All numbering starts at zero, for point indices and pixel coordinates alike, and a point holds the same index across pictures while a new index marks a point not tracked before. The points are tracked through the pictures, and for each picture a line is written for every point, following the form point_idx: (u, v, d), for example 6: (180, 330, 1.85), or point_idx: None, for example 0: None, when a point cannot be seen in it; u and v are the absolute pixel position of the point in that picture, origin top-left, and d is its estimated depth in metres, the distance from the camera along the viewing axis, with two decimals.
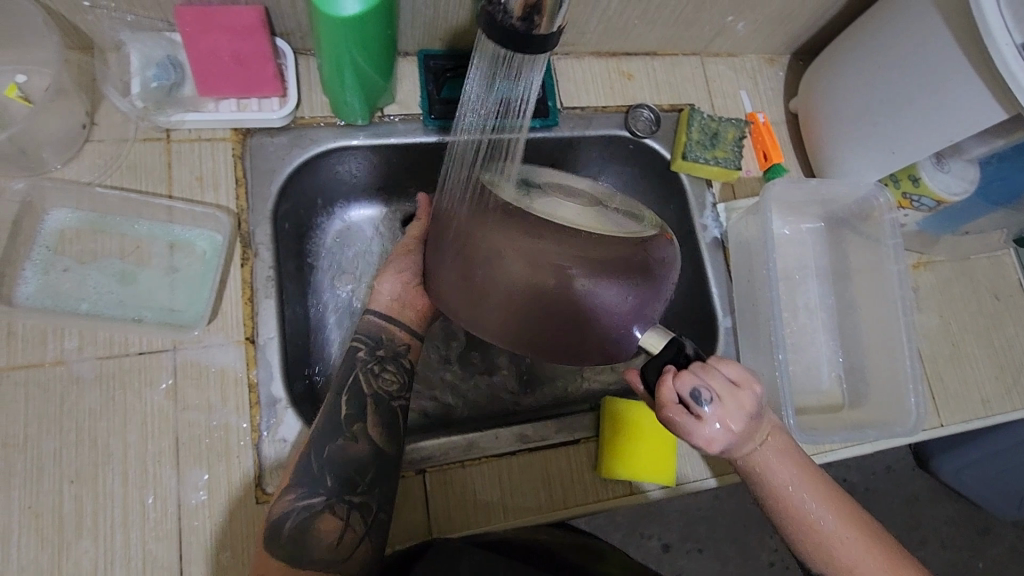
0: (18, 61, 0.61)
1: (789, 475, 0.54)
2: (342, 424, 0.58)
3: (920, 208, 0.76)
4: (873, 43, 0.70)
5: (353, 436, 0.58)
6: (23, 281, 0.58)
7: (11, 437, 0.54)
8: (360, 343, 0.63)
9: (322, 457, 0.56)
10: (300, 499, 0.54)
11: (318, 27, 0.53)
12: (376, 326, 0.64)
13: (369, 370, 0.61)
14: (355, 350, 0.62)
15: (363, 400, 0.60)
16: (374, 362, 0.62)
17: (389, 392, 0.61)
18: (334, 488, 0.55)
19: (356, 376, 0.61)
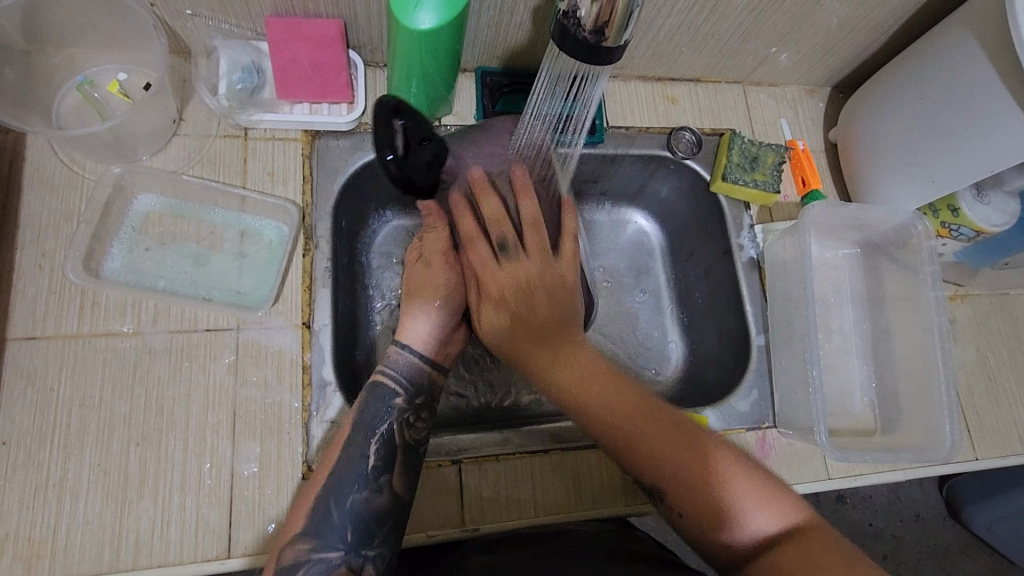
0: (122, 61, 0.68)
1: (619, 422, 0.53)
2: (369, 474, 0.54)
3: (959, 238, 0.78)
4: (919, 77, 0.73)
5: (378, 488, 0.54)
6: (110, 257, 0.63)
7: (88, 399, 0.59)
8: (398, 390, 0.58)
9: (345, 509, 0.53)
10: (313, 552, 0.51)
11: (397, 39, 0.58)
12: (413, 367, 0.59)
13: (404, 419, 0.57)
14: (391, 394, 0.58)
15: (392, 451, 0.56)
16: (410, 412, 0.58)
17: (419, 442, 0.58)
18: (352, 542, 0.52)
19: (389, 425, 0.56)
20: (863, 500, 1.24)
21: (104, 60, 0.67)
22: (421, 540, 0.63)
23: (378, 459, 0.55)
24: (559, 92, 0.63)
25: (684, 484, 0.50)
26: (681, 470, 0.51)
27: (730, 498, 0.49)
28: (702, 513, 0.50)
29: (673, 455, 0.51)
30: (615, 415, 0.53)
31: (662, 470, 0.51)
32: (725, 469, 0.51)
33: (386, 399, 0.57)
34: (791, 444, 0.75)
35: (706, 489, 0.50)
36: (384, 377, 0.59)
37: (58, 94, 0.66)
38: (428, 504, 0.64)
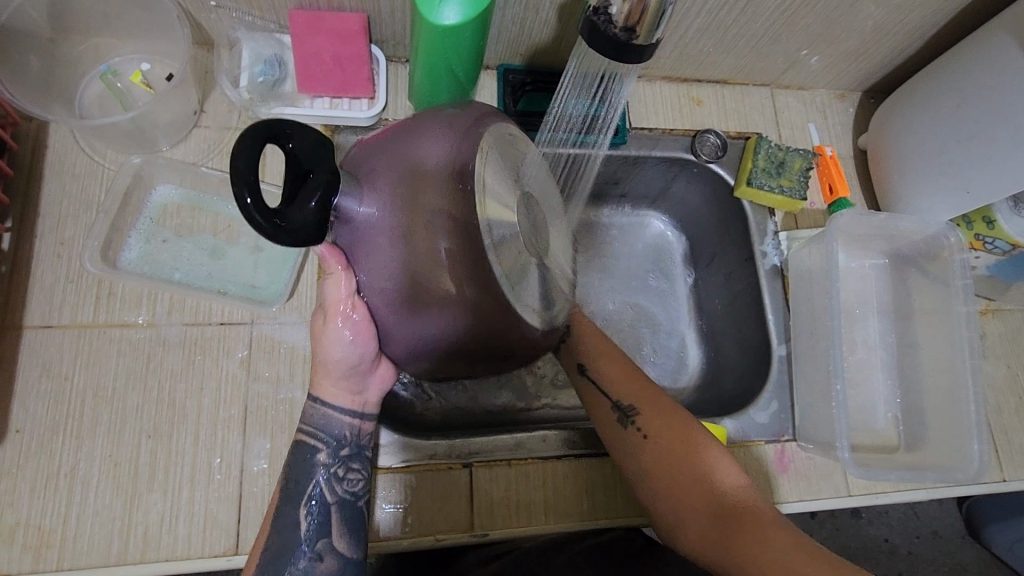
0: (146, 51, 0.68)
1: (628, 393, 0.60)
2: (304, 540, 0.50)
3: (993, 251, 0.76)
4: (957, 84, 0.70)
5: (318, 553, 0.50)
6: (127, 247, 0.63)
7: (101, 389, 0.59)
8: (320, 446, 0.53)
9: None
10: None
11: (420, 33, 0.57)
12: (332, 417, 0.53)
13: (331, 475, 0.53)
14: (314, 451, 0.53)
15: (325, 512, 0.51)
16: (336, 465, 0.53)
17: (354, 493, 0.53)
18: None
19: (315, 482, 0.52)
20: (879, 515, 1.21)
21: (128, 50, 0.67)
22: (430, 544, 0.62)
23: (314, 523, 0.51)
24: (586, 92, 0.64)
25: (656, 423, 0.58)
26: (658, 409, 0.58)
27: (689, 445, 0.56)
28: (667, 446, 0.56)
29: (650, 400, 0.59)
30: (609, 364, 0.63)
31: (642, 401, 0.59)
32: (692, 426, 0.57)
33: (309, 457, 0.53)
34: (811, 458, 0.72)
35: (674, 432, 0.57)
36: (304, 433, 0.53)
37: (81, 83, 0.66)
38: (438, 507, 0.63)
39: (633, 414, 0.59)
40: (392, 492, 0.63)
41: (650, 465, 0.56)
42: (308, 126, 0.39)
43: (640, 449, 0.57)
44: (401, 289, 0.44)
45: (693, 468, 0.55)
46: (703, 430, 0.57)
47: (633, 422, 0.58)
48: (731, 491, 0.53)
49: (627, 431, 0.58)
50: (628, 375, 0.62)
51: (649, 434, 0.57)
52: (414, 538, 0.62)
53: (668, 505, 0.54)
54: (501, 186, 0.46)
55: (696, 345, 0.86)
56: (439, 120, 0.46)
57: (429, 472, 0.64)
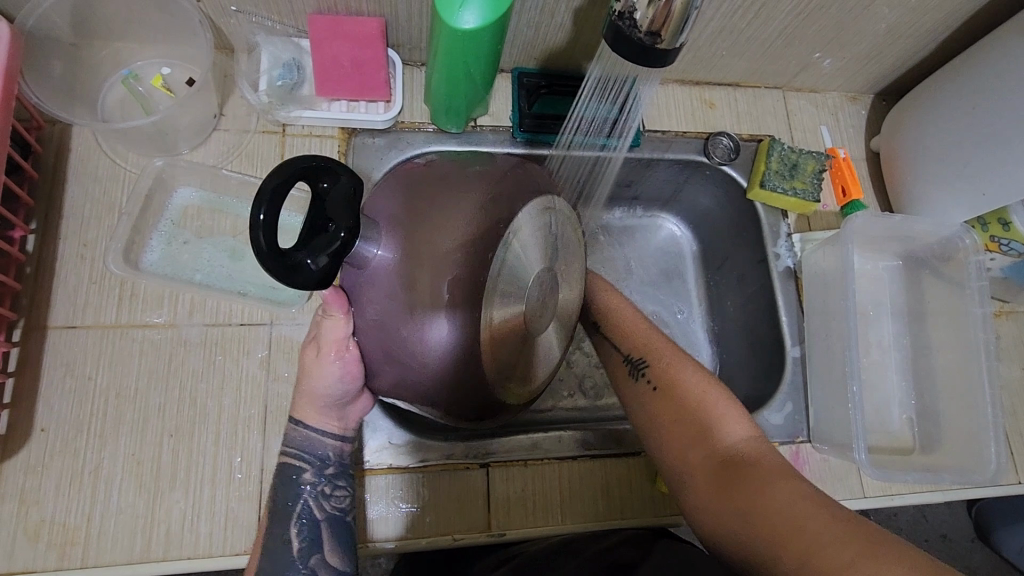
0: (166, 56, 0.69)
1: (642, 346, 0.61)
2: (297, 558, 0.50)
3: (1009, 253, 0.76)
4: (974, 87, 0.70)
5: (311, 569, 0.50)
6: (148, 249, 0.64)
7: (124, 388, 0.60)
8: (305, 466, 0.54)
9: None
10: None
11: (438, 37, 0.58)
12: (314, 441, 0.54)
13: (319, 493, 0.53)
14: (298, 471, 0.53)
15: (316, 528, 0.52)
16: (324, 483, 0.53)
17: (344, 509, 0.54)
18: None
19: (304, 501, 0.52)
20: (888, 517, 1.21)
21: (149, 55, 0.68)
22: (447, 543, 0.63)
23: (304, 542, 0.51)
24: (608, 100, 0.67)
25: (667, 375, 0.57)
26: (671, 362, 0.58)
27: (699, 396, 0.55)
28: (676, 397, 0.55)
29: (665, 354, 0.59)
30: (628, 320, 0.63)
31: (656, 355, 0.59)
32: (704, 378, 0.56)
33: (295, 478, 0.53)
34: (826, 459, 0.73)
35: (684, 384, 0.56)
36: (290, 456, 0.54)
37: (103, 87, 0.67)
38: (454, 507, 0.64)
39: (643, 366, 0.59)
40: (408, 492, 0.64)
41: (656, 415, 0.56)
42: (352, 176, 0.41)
43: (648, 401, 0.57)
44: (393, 334, 0.46)
45: (699, 419, 0.53)
46: (717, 384, 0.56)
47: (644, 374, 0.58)
48: (738, 444, 0.51)
49: (637, 383, 0.58)
50: (647, 331, 0.62)
51: (657, 385, 0.57)
52: (431, 538, 0.62)
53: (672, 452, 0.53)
54: (529, 251, 0.47)
55: (708, 347, 0.87)
56: (483, 175, 0.48)
57: (447, 472, 0.64)
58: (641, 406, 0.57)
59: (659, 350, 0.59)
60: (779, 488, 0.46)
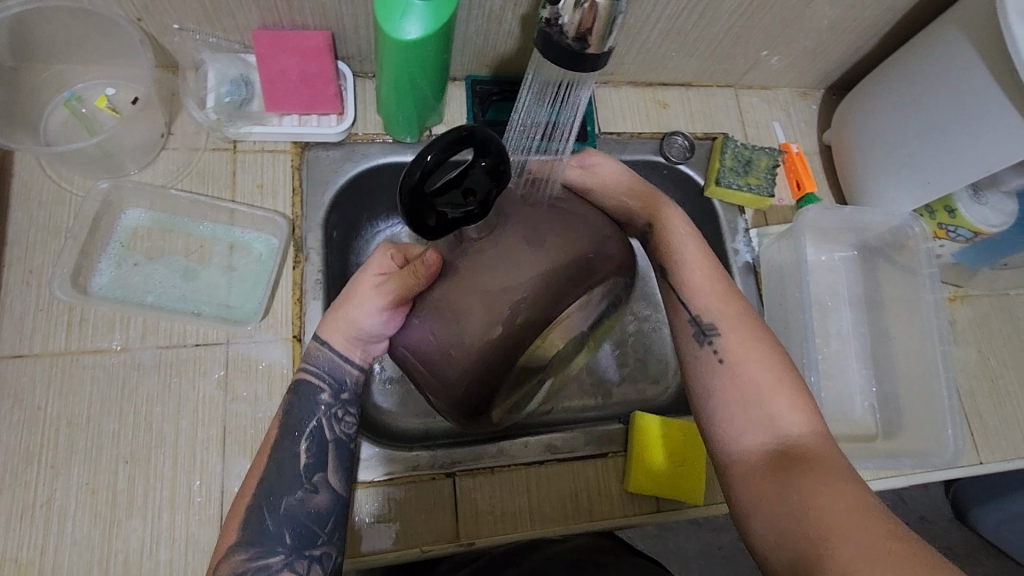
0: (109, 76, 0.68)
1: (716, 307, 0.59)
2: (300, 475, 0.53)
3: (956, 239, 0.77)
4: (914, 79, 0.72)
5: (312, 487, 0.53)
6: (97, 273, 0.63)
7: (76, 417, 0.58)
8: (323, 386, 0.56)
9: (278, 512, 0.51)
10: (252, 560, 0.49)
11: (384, 49, 0.58)
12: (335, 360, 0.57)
13: (333, 416, 0.56)
14: (317, 391, 0.56)
15: (323, 445, 0.55)
16: (337, 408, 0.56)
17: (350, 437, 0.57)
18: (292, 544, 0.51)
19: (317, 421, 0.55)
20: None
21: (92, 76, 0.67)
22: (416, 556, 0.62)
23: (312, 459, 0.54)
24: (546, 102, 0.61)
25: (740, 351, 0.55)
26: (748, 341, 0.56)
27: (772, 381, 0.53)
28: (747, 381, 0.54)
29: (743, 330, 0.57)
30: (710, 279, 0.60)
31: (729, 327, 0.57)
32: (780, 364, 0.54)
33: (312, 397, 0.56)
34: None
35: (757, 362, 0.54)
36: (309, 375, 0.57)
37: (46, 110, 0.66)
38: (421, 519, 0.63)
39: (712, 334, 0.57)
40: (373, 507, 0.63)
41: (722, 391, 0.54)
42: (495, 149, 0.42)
43: (710, 367, 0.56)
44: (448, 327, 0.51)
45: (761, 403, 0.52)
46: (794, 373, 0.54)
47: (711, 344, 0.57)
48: (800, 438, 0.50)
49: (702, 349, 0.57)
50: (732, 303, 0.59)
51: (724, 359, 0.55)
52: (399, 552, 0.62)
53: (728, 425, 0.53)
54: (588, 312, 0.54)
55: None
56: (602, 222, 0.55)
57: (413, 484, 0.64)
58: (704, 371, 0.56)
59: (731, 321, 0.58)
60: (828, 486, 0.46)
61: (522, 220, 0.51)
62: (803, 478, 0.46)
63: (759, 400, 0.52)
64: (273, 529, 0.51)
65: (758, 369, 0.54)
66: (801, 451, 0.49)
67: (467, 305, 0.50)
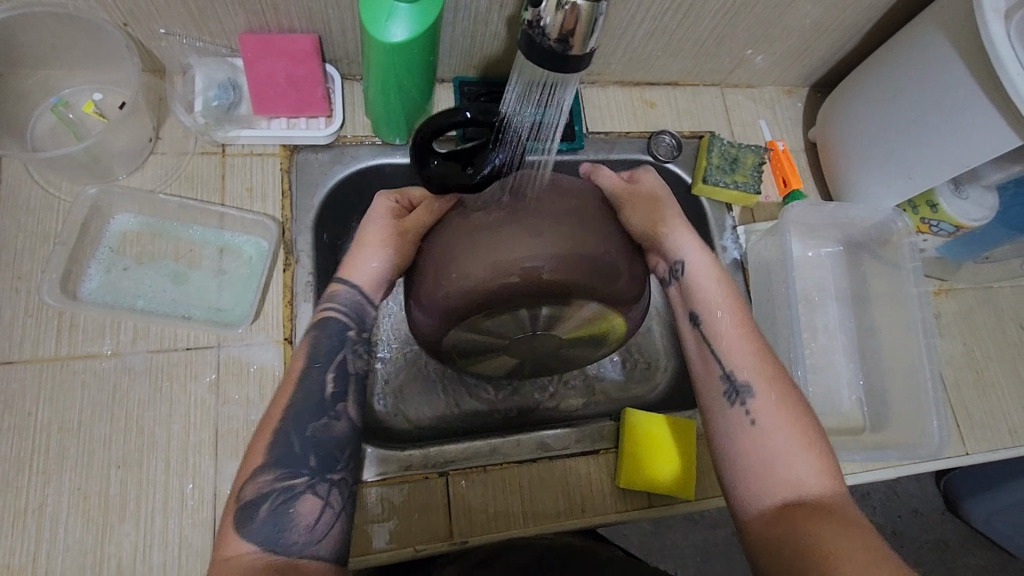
0: (96, 81, 0.68)
1: (745, 359, 0.58)
2: (327, 402, 0.55)
3: (939, 233, 0.78)
4: (896, 76, 0.73)
5: (337, 414, 0.55)
6: (87, 278, 0.63)
7: (67, 422, 0.58)
8: (349, 324, 0.59)
9: (305, 434, 0.53)
10: (279, 479, 0.51)
11: (371, 52, 0.58)
12: (359, 302, 0.60)
13: (355, 351, 0.59)
14: (343, 326, 0.59)
15: (346, 376, 0.57)
16: (361, 345, 0.60)
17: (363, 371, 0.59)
18: (316, 467, 0.53)
19: (343, 357, 0.58)
20: (862, 497, 1.24)
21: (78, 82, 0.67)
22: (409, 555, 0.62)
23: (336, 388, 0.57)
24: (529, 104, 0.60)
25: (770, 410, 0.55)
26: (778, 400, 0.56)
27: (800, 446, 0.53)
28: (771, 437, 0.54)
29: (776, 391, 0.56)
30: (746, 330, 0.60)
31: (758, 379, 0.57)
32: (806, 425, 0.54)
33: (338, 331, 0.59)
34: None
35: (784, 421, 0.54)
36: (336, 308, 0.59)
37: (33, 116, 0.66)
38: (415, 518, 0.63)
39: (743, 393, 0.57)
40: (366, 508, 0.63)
41: (748, 450, 0.54)
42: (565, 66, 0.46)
43: (742, 428, 0.55)
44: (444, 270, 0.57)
45: (784, 458, 0.52)
46: (820, 437, 0.54)
47: (742, 404, 0.56)
48: (819, 495, 0.51)
49: (732, 408, 0.56)
50: (763, 359, 0.58)
51: (755, 420, 0.55)
52: (392, 551, 0.62)
53: (749, 479, 0.53)
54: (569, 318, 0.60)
55: None
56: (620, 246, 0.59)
57: (406, 484, 0.64)
58: (728, 428, 0.56)
59: (758, 373, 0.57)
60: (846, 549, 0.46)
61: (545, 215, 0.56)
62: (822, 529, 0.47)
63: (782, 457, 0.53)
64: (299, 451, 0.53)
65: (781, 424, 0.54)
66: (822, 507, 0.50)
67: (465, 260, 0.56)
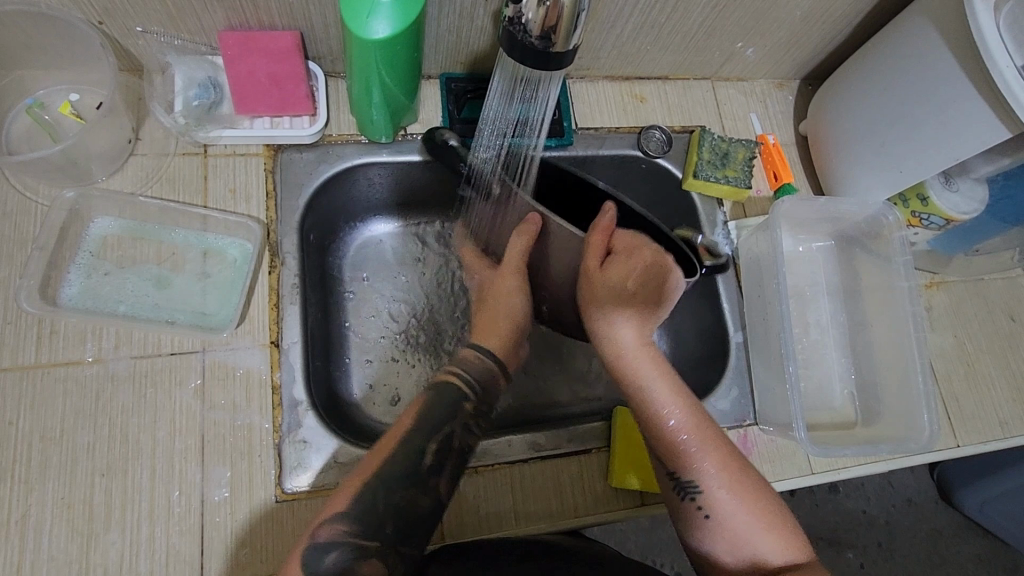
0: (73, 82, 0.66)
1: (692, 444, 0.59)
2: (422, 474, 0.55)
3: (929, 227, 0.78)
4: (886, 69, 0.72)
5: (428, 488, 0.55)
6: (66, 283, 0.62)
7: (49, 431, 0.57)
8: (469, 396, 0.61)
9: (387, 500, 0.53)
10: (345, 534, 0.52)
11: (352, 50, 0.57)
12: (487, 372, 0.63)
13: (466, 425, 0.59)
14: (460, 399, 0.60)
15: (447, 450, 0.57)
16: (473, 417, 0.60)
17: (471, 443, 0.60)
18: (392, 536, 0.53)
19: (454, 428, 0.58)
20: (855, 488, 1.25)
21: (54, 82, 0.66)
22: None
23: (434, 462, 0.56)
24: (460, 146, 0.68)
25: (725, 499, 0.57)
26: (731, 491, 0.57)
27: (763, 529, 0.55)
28: (730, 521, 0.56)
29: (726, 478, 0.57)
30: (691, 423, 0.60)
31: (705, 461, 0.58)
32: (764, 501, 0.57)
33: (451, 399, 0.60)
34: (773, 440, 0.74)
35: (741, 508, 0.56)
36: (460, 376, 0.61)
37: (7, 117, 0.64)
38: None
39: (692, 485, 0.58)
40: None
41: (708, 538, 0.56)
42: (550, 63, 0.46)
43: (698, 524, 0.57)
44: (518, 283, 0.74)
45: (745, 539, 0.55)
46: (778, 510, 0.57)
47: (695, 498, 0.57)
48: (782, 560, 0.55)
49: (686, 506, 0.57)
50: (709, 442, 0.59)
51: (710, 514, 0.56)
52: None
53: (720, 563, 0.56)
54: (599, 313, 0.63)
55: None
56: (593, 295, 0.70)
57: None
58: (684, 517, 0.58)
59: (706, 456, 0.58)
60: None
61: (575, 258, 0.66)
62: None
63: (743, 535, 0.55)
64: (376, 513, 0.53)
65: (734, 503, 0.56)
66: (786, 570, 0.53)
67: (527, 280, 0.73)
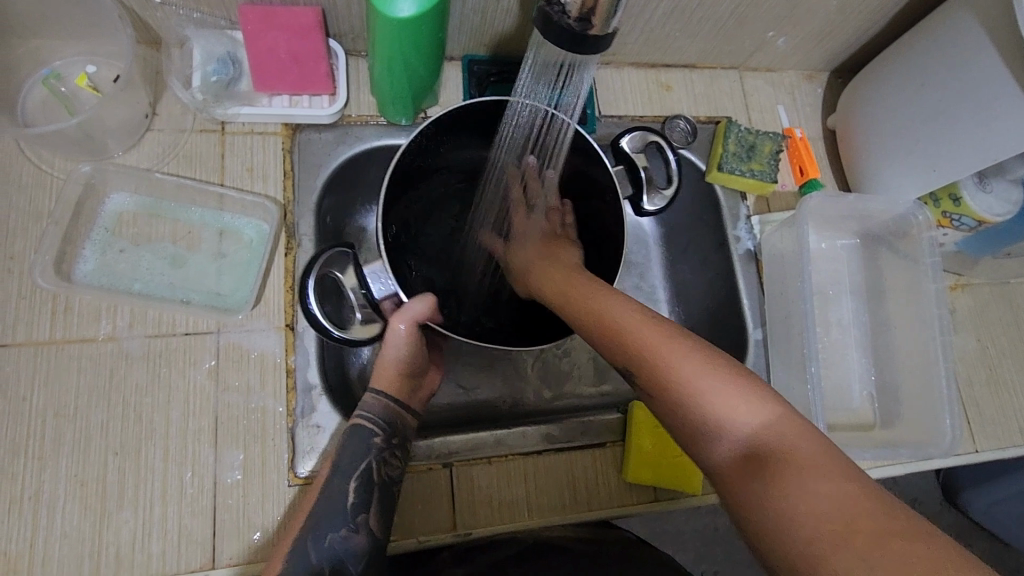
0: (90, 53, 0.65)
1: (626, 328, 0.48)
2: (348, 513, 0.54)
3: (960, 228, 0.76)
4: (922, 62, 0.70)
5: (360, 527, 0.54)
6: (81, 259, 0.61)
7: (63, 408, 0.57)
8: (377, 430, 0.58)
9: (321, 547, 0.52)
10: None
11: (376, 28, 0.55)
12: (389, 410, 0.59)
13: (382, 457, 0.57)
14: (370, 434, 0.57)
15: (369, 487, 0.56)
16: (387, 450, 0.57)
17: (395, 479, 0.57)
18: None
19: (367, 463, 0.56)
20: None
21: (71, 54, 0.65)
22: (412, 546, 0.62)
23: (358, 498, 0.55)
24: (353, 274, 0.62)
25: (674, 378, 0.43)
26: (679, 370, 0.43)
27: (728, 409, 0.40)
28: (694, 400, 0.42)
29: (669, 354, 0.44)
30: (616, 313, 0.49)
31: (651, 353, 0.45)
32: (714, 371, 0.42)
33: (364, 439, 0.57)
34: None
35: (699, 380, 0.42)
36: (361, 419, 0.58)
37: (23, 88, 0.63)
38: (418, 509, 0.63)
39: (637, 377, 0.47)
40: None
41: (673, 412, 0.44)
42: (585, 49, 0.44)
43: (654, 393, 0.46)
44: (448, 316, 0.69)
45: (712, 417, 0.41)
46: (745, 383, 0.41)
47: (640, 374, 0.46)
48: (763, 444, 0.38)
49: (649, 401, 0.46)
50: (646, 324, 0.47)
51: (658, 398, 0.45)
52: (395, 541, 0.61)
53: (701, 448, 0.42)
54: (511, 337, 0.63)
55: None
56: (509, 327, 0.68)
57: (409, 476, 0.63)
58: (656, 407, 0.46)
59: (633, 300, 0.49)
60: (800, 477, 0.35)
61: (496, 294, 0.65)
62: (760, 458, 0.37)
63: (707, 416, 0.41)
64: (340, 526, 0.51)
65: (682, 363, 0.43)
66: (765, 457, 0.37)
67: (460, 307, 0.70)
